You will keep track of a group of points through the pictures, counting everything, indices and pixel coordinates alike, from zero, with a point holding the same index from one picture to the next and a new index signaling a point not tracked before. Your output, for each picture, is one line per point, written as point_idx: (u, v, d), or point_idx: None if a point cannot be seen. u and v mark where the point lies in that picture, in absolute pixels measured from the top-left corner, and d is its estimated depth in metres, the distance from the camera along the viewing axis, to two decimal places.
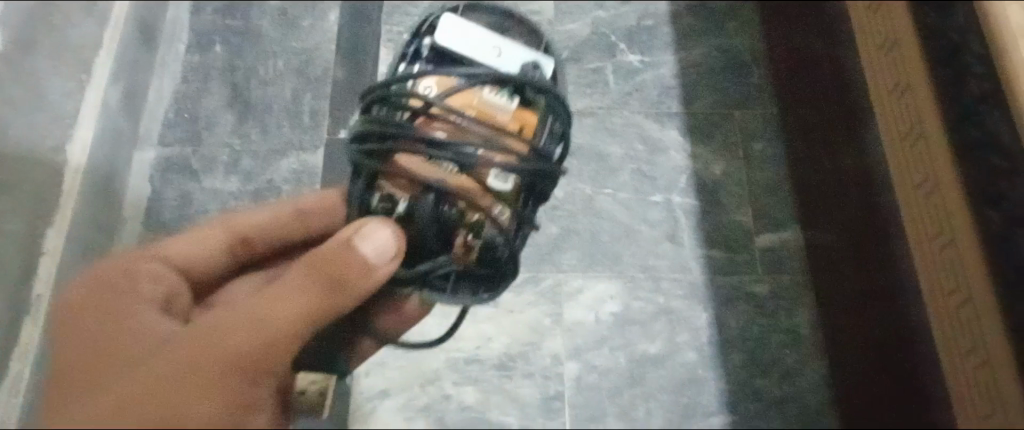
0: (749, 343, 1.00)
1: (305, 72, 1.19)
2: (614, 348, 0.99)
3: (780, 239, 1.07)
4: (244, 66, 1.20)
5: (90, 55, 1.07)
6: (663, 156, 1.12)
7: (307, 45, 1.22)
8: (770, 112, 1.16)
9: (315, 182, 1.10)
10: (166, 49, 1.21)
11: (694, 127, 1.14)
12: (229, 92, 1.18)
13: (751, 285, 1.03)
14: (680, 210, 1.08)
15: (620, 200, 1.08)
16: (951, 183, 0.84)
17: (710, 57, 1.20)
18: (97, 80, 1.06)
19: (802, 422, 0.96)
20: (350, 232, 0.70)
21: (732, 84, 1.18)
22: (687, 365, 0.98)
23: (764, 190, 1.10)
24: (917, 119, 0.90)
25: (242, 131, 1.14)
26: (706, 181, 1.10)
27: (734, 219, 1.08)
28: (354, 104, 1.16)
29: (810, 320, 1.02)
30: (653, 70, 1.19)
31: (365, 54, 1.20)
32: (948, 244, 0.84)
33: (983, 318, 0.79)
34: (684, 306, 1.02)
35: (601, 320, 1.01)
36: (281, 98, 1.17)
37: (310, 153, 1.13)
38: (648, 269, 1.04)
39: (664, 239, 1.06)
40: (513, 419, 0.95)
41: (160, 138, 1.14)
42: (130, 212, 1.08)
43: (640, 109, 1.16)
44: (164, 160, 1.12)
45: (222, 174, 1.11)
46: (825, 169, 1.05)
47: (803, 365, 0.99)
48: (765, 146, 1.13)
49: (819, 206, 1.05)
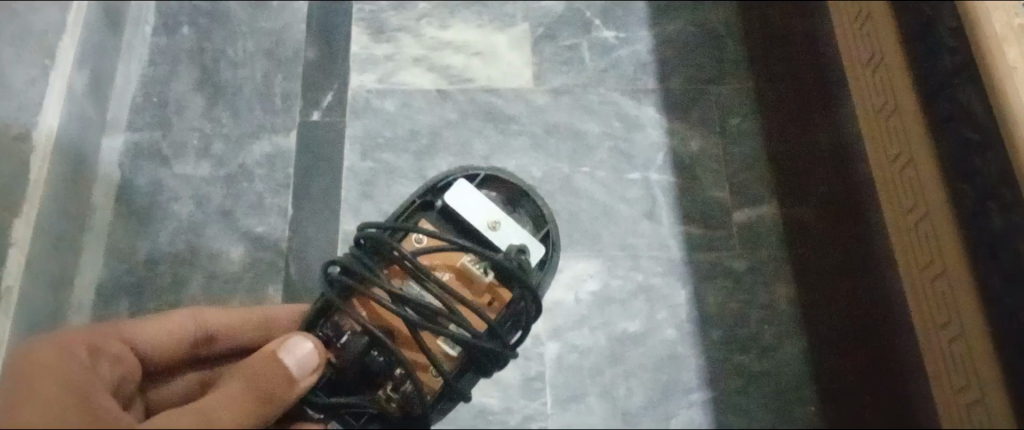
0: (727, 319, 1.00)
1: (275, 53, 1.17)
2: (593, 327, 0.99)
3: (758, 214, 1.05)
4: (212, 48, 1.18)
5: (55, 40, 1.03)
6: (639, 133, 1.12)
7: (277, 25, 1.20)
8: (747, 86, 1.14)
9: (288, 166, 1.09)
10: (132, 30, 1.18)
11: (671, 102, 1.14)
12: (198, 75, 1.15)
13: (730, 261, 1.03)
14: (657, 187, 1.08)
15: (598, 178, 1.08)
16: (923, 162, 0.84)
17: (686, 32, 1.19)
18: (62, 68, 1.02)
19: (778, 399, 0.95)
20: (275, 345, 0.66)
21: (708, 59, 1.17)
22: (667, 342, 0.99)
23: (742, 166, 1.09)
24: (892, 101, 0.89)
25: (213, 115, 1.12)
26: (683, 158, 1.10)
27: (712, 195, 1.07)
28: (326, 86, 1.15)
29: (789, 296, 1.01)
30: (628, 46, 1.18)
31: (337, 34, 1.19)
32: (924, 222, 0.84)
33: (957, 296, 0.79)
34: (663, 284, 1.02)
35: (581, 299, 1.01)
36: (252, 80, 1.15)
37: (282, 136, 1.11)
38: (627, 247, 1.04)
39: (642, 218, 1.06)
40: (493, 401, 0.95)
41: (128, 124, 1.12)
42: (101, 201, 1.06)
43: (617, 86, 1.15)
44: (133, 146, 1.10)
45: (194, 159, 1.09)
46: (804, 150, 1.06)
47: (780, 341, 0.98)
48: (741, 121, 1.12)
49: (798, 183, 1.06)
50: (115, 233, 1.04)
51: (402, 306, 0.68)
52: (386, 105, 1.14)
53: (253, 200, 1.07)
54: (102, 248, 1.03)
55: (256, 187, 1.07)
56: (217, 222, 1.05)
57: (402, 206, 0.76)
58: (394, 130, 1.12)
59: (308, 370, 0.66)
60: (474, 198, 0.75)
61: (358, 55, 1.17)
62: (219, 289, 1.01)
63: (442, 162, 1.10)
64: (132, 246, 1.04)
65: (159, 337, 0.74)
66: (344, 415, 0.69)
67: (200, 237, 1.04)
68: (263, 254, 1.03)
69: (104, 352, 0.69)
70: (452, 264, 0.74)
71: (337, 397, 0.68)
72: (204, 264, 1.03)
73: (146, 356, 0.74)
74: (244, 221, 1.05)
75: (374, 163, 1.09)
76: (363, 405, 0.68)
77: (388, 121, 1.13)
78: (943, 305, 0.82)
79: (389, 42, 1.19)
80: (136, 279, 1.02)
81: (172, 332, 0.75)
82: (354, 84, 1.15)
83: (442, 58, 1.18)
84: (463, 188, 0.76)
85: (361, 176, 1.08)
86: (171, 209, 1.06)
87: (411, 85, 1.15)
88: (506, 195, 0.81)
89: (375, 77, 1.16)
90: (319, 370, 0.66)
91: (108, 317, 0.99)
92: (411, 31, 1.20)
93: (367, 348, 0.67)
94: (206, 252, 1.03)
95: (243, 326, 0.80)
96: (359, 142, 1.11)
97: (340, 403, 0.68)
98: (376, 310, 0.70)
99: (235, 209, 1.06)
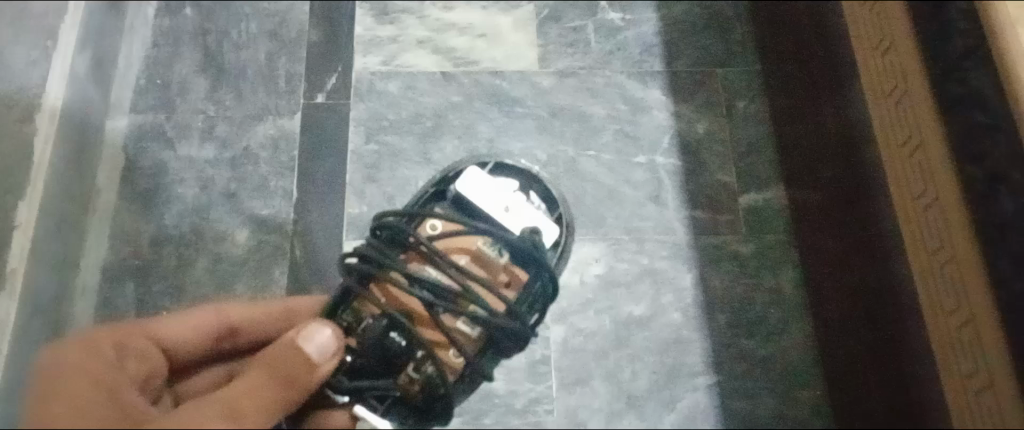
0: (732, 303, 1.00)
1: (279, 34, 1.17)
2: (599, 311, 0.99)
3: (764, 198, 1.05)
4: (215, 29, 1.17)
5: (55, 21, 1.03)
6: (645, 115, 1.11)
7: (280, 6, 1.19)
8: (753, 69, 1.13)
9: (292, 149, 1.09)
10: (135, 11, 1.17)
11: (677, 85, 1.13)
12: (201, 57, 1.15)
13: (735, 244, 1.03)
14: (663, 171, 1.07)
15: (604, 161, 1.08)
16: None
17: (692, 14, 1.18)
18: (62, 49, 1.02)
19: (783, 384, 0.95)
20: (294, 333, 0.71)
21: (715, 41, 1.16)
22: (672, 325, 0.99)
23: (749, 149, 1.08)
24: (904, 90, 0.94)
25: (216, 97, 1.12)
26: (690, 141, 1.09)
27: (718, 179, 1.06)
28: (330, 67, 1.14)
29: (795, 280, 1.00)
30: (634, 28, 1.17)
31: (340, 15, 1.18)
32: (934, 209, 0.89)
33: (969, 285, 0.85)
34: (668, 267, 1.02)
35: (586, 283, 1.01)
36: (255, 61, 1.15)
37: (286, 118, 1.11)
38: (632, 231, 1.04)
39: (648, 201, 1.05)
40: (499, 384, 0.95)
41: (132, 106, 1.11)
42: (104, 183, 1.06)
43: (622, 68, 1.14)
44: (136, 128, 1.10)
45: (198, 141, 1.09)
46: (811, 133, 1.06)
47: (786, 325, 0.98)
48: (748, 104, 1.11)
49: (805, 166, 1.05)
50: (119, 215, 1.04)
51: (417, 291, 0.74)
52: (391, 87, 1.13)
53: (257, 182, 1.06)
54: (106, 230, 1.03)
55: (260, 169, 1.07)
56: (222, 205, 1.05)
57: (418, 195, 0.87)
58: (398, 113, 1.11)
59: (328, 354, 0.71)
60: (484, 186, 0.83)
61: (362, 36, 1.16)
62: (224, 272, 1.01)
63: (446, 145, 1.09)
64: (137, 228, 1.03)
65: (183, 333, 0.81)
66: (368, 399, 0.75)
67: (205, 220, 1.04)
68: (269, 236, 1.03)
69: (130, 348, 0.76)
70: (468, 248, 0.80)
71: (363, 381, 0.74)
72: (209, 247, 1.02)
73: (172, 351, 0.81)
74: (249, 204, 1.05)
75: (378, 145, 1.09)
76: (386, 387, 0.74)
77: (392, 103, 1.12)
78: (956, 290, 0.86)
79: (393, 23, 1.18)
80: (141, 261, 1.01)
81: (196, 327, 0.82)
82: (358, 66, 1.14)
83: (446, 40, 1.17)
84: (473, 175, 0.84)
85: (365, 159, 1.08)
86: (175, 191, 1.05)
87: (415, 67, 1.15)
88: (519, 178, 0.90)
89: (379, 59, 1.15)
90: (337, 354, 0.72)
91: (113, 300, 0.99)
92: (414, 12, 1.19)
93: (387, 330, 0.74)
94: (211, 235, 1.03)
95: (267, 319, 0.86)
96: (363, 124, 1.10)
97: (363, 387, 0.74)
98: (394, 297, 0.77)
99: (239, 192, 1.06)
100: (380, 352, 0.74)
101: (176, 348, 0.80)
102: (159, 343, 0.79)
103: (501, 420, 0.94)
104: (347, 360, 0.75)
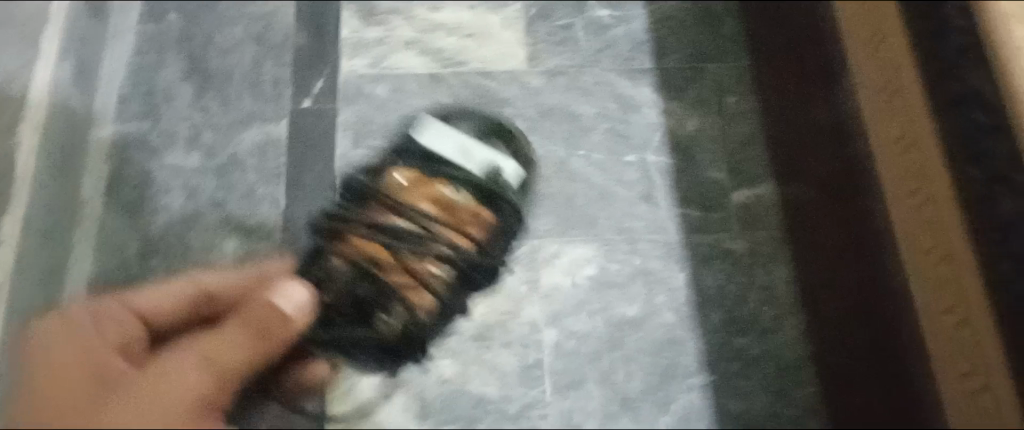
0: (726, 302, 0.99)
1: (265, 38, 1.15)
2: (592, 312, 0.98)
3: (756, 195, 1.04)
4: (200, 35, 1.15)
5: (39, 27, 1.01)
6: (635, 113, 1.10)
7: (266, 10, 1.18)
8: (742, 64, 1.12)
9: (280, 154, 1.07)
10: (119, 16, 1.16)
11: (668, 82, 1.12)
12: (186, 63, 1.13)
13: (728, 243, 1.02)
14: (654, 169, 1.06)
15: (595, 161, 1.07)
16: (930, 147, 0.89)
17: (682, 9, 1.17)
18: (45, 58, 1.00)
19: (777, 381, 0.94)
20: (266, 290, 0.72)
21: (705, 37, 1.15)
22: (666, 326, 0.98)
23: (740, 146, 1.07)
24: (897, 86, 0.95)
25: (202, 104, 1.11)
26: (681, 138, 1.08)
27: (709, 176, 1.05)
28: (317, 71, 1.13)
29: (788, 277, 0.99)
30: (624, 25, 1.16)
31: (327, 18, 1.17)
32: (928, 205, 0.90)
33: (965, 289, 0.86)
34: (661, 267, 1.01)
35: (578, 284, 1.00)
36: (241, 66, 1.13)
37: (274, 124, 1.09)
38: (624, 231, 1.03)
39: (640, 200, 1.04)
40: (492, 389, 0.95)
41: (117, 115, 1.10)
42: (90, 193, 1.04)
43: (612, 66, 1.13)
44: (122, 137, 1.09)
45: (184, 149, 1.08)
46: (803, 129, 1.06)
47: (780, 323, 0.97)
48: (738, 99, 1.10)
49: (795, 162, 1.05)
50: (106, 227, 1.03)
51: (383, 236, 0.81)
52: (379, 91, 1.12)
53: (244, 191, 1.05)
54: (92, 244, 1.02)
55: (248, 177, 1.06)
56: (210, 213, 1.04)
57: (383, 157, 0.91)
58: (387, 116, 1.10)
59: (303, 312, 0.71)
60: (438, 137, 0.88)
61: (349, 39, 1.15)
62: None
63: None
64: (124, 239, 1.02)
65: (157, 302, 0.82)
66: (344, 346, 0.77)
67: (193, 229, 1.03)
68: (258, 245, 1.02)
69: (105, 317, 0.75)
70: (431, 193, 0.84)
71: (339, 334, 0.76)
72: (196, 258, 1.01)
73: (152, 321, 0.81)
74: (237, 212, 1.04)
75: (366, 150, 1.08)
76: (364, 338, 0.77)
77: (380, 106, 1.11)
78: (953, 288, 0.87)
79: (380, 25, 1.17)
80: (128, 275, 1.00)
81: (173, 293, 0.84)
82: (345, 69, 1.13)
83: (434, 41, 1.16)
84: (432, 133, 0.89)
85: (354, 163, 1.07)
86: (162, 201, 1.04)
87: (402, 69, 1.13)
88: (475, 130, 0.92)
89: (367, 61, 1.14)
90: (313, 308, 0.73)
91: None
92: (401, 13, 1.18)
93: (357, 280, 0.78)
94: (199, 245, 1.02)
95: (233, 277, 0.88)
96: (351, 128, 1.09)
97: (337, 339, 0.76)
98: (362, 246, 0.81)
99: (228, 200, 1.05)
100: (355, 306, 0.77)
101: (154, 316, 0.81)
102: (137, 312, 0.80)
103: (496, 425, 0.93)
104: (323, 311, 0.75)
